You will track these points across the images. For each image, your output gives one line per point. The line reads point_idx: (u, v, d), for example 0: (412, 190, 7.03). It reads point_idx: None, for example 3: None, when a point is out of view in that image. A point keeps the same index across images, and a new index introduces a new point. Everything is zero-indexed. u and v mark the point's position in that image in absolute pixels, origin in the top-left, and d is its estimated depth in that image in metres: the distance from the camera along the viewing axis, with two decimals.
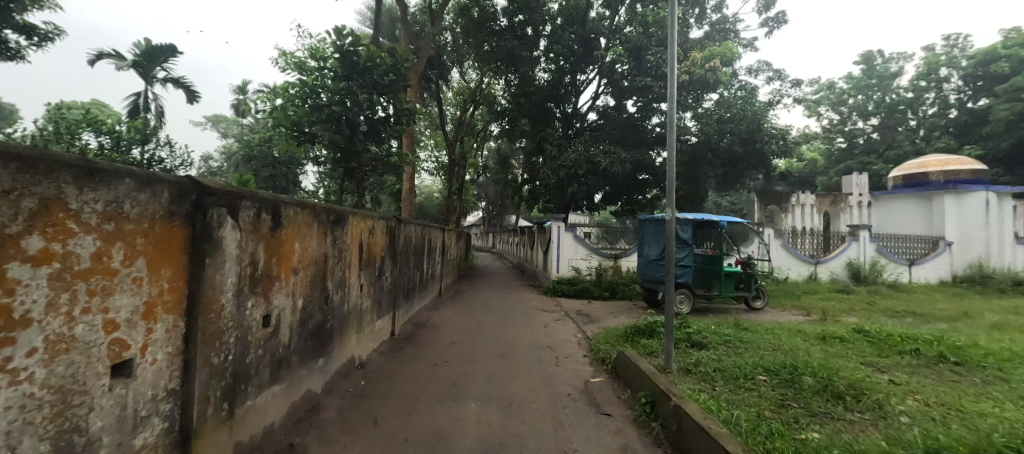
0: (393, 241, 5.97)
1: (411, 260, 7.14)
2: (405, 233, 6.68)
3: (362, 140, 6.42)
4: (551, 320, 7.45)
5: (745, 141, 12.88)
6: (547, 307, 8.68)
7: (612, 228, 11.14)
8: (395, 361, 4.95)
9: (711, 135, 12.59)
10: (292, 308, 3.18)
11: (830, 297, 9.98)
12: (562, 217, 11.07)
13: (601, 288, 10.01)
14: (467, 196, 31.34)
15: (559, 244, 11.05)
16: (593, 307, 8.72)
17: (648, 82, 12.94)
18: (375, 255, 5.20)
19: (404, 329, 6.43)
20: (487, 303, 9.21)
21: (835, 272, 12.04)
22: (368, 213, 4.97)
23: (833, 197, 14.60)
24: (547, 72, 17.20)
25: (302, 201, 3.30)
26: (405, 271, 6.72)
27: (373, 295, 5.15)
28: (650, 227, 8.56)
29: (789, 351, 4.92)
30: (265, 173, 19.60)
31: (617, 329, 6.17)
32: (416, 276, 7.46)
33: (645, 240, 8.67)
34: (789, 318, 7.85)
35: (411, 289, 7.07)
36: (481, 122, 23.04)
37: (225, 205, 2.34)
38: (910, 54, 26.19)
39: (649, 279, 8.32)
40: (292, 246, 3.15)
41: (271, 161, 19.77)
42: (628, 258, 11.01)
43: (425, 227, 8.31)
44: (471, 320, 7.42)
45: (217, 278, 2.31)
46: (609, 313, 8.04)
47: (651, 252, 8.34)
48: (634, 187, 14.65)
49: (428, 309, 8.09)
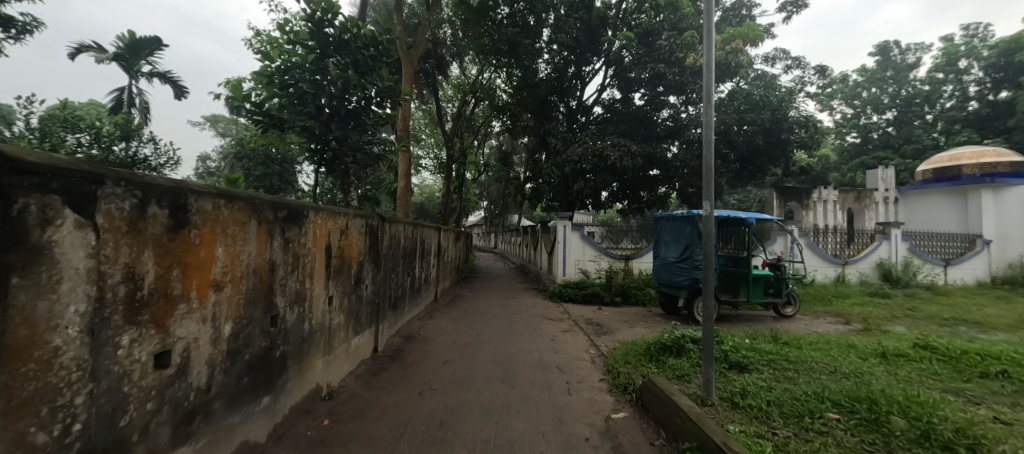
0: (375, 243, 5.12)
1: (400, 264, 6.29)
2: (392, 233, 5.85)
3: (338, 126, 5.53)
4: (559, 331, 6.58)
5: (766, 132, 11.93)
6: (552, 315, 7.82)
7: (617, 227, 10.32)
8: (373, 387, 4.09)
9: (728, 125, 11.68)
10: (210, 338, 2.31)
11: (865, 302, 9.05)
12: (569, 215, 10.21)
13: (611, 292, 9.14)
14: (468, 195, 30.54)
15: (565, 244, 10.19)
16: (604, 315, 7.85)
17: (661, 68, 12.03)
18: (349, 261, 4.34)
19: (390, 344, 5.58)
20: (488, 310, 8.35)
21: (865, 273, 11.10)
22: (340, 209, 4.10)
23: (857, 192, 13.64)
24: (550, 64, 16.33)
25: (228, 191, 2.44)
26: (392, 277, 5.87)
27: (347, 308, 4.28)
28: (667, 226, 7.72)
29: (852, 377, 4.02)
30: (257, 172, 18.82)
31: (637, 344, 5.29)
32: (406, 282, 6.63)
33: (662, 240, 7.79)
34: (825, 327, 6.96)
35: (399, 297, 6.23)
36: (481, 118, 22.21)
37: (61, 192, 1.47)
38: (928, 44, 25.10)
39: (667, 283, 7.44)
40: (211, 251, 2.29)
41: (263, 159, 18.99)
42: (640, 259, 10.12)
43: (417, 227, 7.45)
44: (469, 331, 6.56)
45: (47, 305, 1.42)
46: (622, 322, 7.17)
47: (670, 253, 7.46)
48: (644, 184, 13.76)
49: (421, 318, 7.23)
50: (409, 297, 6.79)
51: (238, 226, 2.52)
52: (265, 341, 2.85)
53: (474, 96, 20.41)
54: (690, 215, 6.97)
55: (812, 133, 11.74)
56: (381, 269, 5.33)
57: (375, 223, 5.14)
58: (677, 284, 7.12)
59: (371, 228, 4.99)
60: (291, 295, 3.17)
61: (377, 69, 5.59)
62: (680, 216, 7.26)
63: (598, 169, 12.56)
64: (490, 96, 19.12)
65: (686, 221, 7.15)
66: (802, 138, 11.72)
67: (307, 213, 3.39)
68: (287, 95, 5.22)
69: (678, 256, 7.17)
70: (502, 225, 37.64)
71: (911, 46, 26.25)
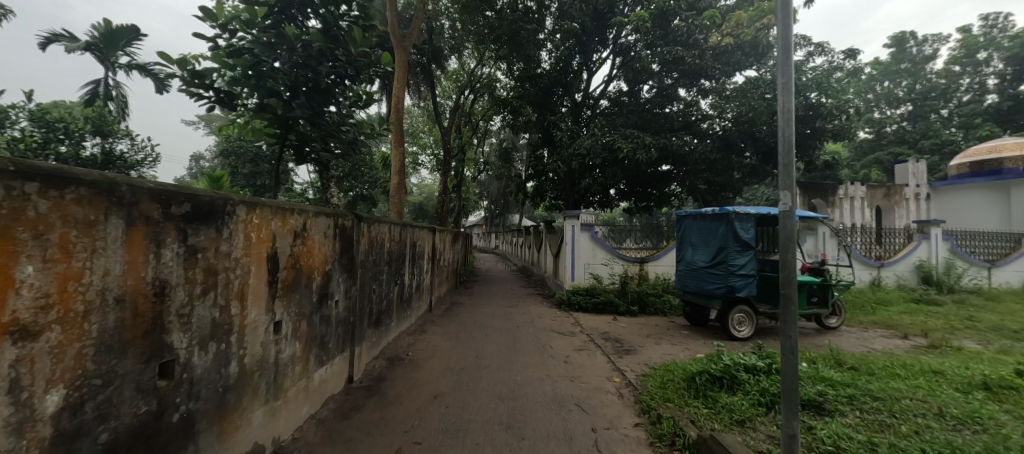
0: (348, 248, 4.12)
1: (384, 271, 5.32)
2: (373, 234, 4.84)
3: (299, 103, 4.37)
4: (572, 350, 5.59)
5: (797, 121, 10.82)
6: (562, 328, 6.82)
7: (620, 226, 9.26)
8: (337, 437, 3.11)
9: (753, 116, 10.67)
10: (6, 426, 1.29)
11: (912, 310, 8.07)
12: (578, 213, 9.22)
13: (626, 300, 8.15)
14: (467, 195, 29.56)
15: (574, 245, 9.20)
16: (622, 327, 6.86)
17: (680, 51, 10.96)
18: (308, 272, 3.33)
19: (369, 370, 4.58)
20: (489, 321, 7.38)
21: (902, 277, 10.12)
22: (292, 204, 3.10)
23: (887, 188, 12.64)
24: (552, 55, 15.30)
25: (46, 169, 1.40)
26: (373, 288, 4.88)
27: (306, 334, 3.29)
28: (692, 226, 6.75)
29: (973, 428, 3.03)
30: (246, 170, 17.85)
31: (670, 370, 4.30)
32: (392, 291, 5.65)
33: (688, 242, 6.78)
34: (880, 343, 5.99)
35: (383, 310, 5.24)
36: (480, 114, 21.18)
37: None
38: (945, 36, 24.04)
39: (696, 292, 6.43)
40: (3, 275, 1.25)
41: (252, 157, 17.99)
42: (656, 262, 9.15)
43: (408, 227, 6.47)
44: (467, 350, 5.58)
45: None
46: (643, 338, 6.18)
47: (699, 257, 6.45)
48: (655, 180, 12.72)
49: (411, 334, 6.24)
50: (396, 309, 5.83)
51: (75, 229, 1.49)
52: (147, 405, 1.85)
53: (473, 89, 19.40)
54: (724, 212, 5.98)
55: (847, 123, 10.63)
56: (357, 279, 4.32)
57: (348, 223, 4.14)
58: (708, 292, 6.14)
59: (342, 229, 3.99)
60: (201, 329, 2.17)
61: (347, 33, 4.50)
62: (711, 214, 6.24)
63: (608, 164, 11.52)
64: (489, 90, 18.07)
65: (718, 220, 6.13)
66: (839, 128, 10.52)
67: (230, 208, 2.38)
68: (236, 63, 4.08)
69: (709, 260, 6.18)
70: (502, 226, 36.69)
71: (926, 37, 25.20)
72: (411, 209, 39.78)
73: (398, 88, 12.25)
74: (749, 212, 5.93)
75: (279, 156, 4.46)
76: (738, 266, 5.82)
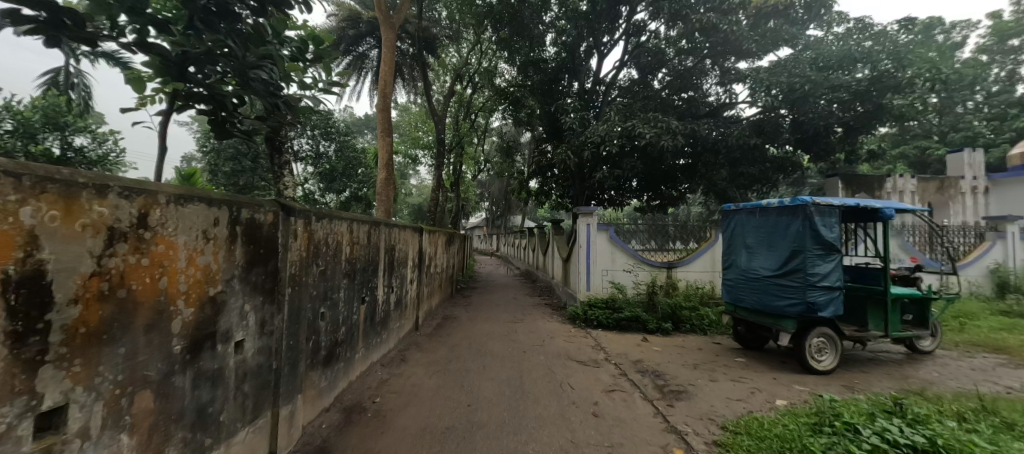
0: (265, 258, 2.63)
1: (341, 288, 3.82)
2: (319, 234, 3.33)
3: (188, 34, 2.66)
4: (600, 391, 4.07)
5: (859, 97, 8.55)
6: (581, 354, 5.33)
7: (625, 229, 7.80)
8: None
9: (801, 95, 8.57)
10: None
11: (1007, 325, 6.59)
12: (594, 209, 7.72)
13: (656, 315, 6.66)
14: (467, 196, 28.17)
15: (590, 248, 7.72)
16: (657, 352, 5.37)
17: (710, 20, 9.57)
18: (153, 305, 1.82)
19: (306, 437, 3.09)
20: (490, 343, 5.92)
21: (974, 283, 8.62)
22: (105, 176, 1.59)
23: (940, 181, 11.11)
24: (558, 44, 14.16)
25: None
26: (320, 312, 3.39)
27: (149, 415, 1.81)
28: (746, 224, 5.29)
29: None
30: (227, 168, 16.49)
31: (764, 441, 2.83)
32: (356, 314, 4.18)
33: (742, 243, 5.29)
34: (1006, 375, 4.52)
35: (338, 340, 3.76)
36: (479, 108, 19.68)
37: None
38: (977, 21, 22.29)
39: (756, 308, 4.95)
40: None
41: (233, 154, 16.58)
42: (685, 268, 7.73)
43: (383, 227, 4.98)
44: (457, 390, 4.11)
45: None
46: (690, 370, 4.67)
47: (759, 263, 4.97)
48: (675, 177, 11.17)
49: (385, 367, 4.75)
50: (363, 335, 4.36)
51: None
52: None
53: (471, 81, 17.93)
54: (795, 205, 4.53)
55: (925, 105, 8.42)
56: (283, 306, 2.82)
57: (266, 218, 2.63)
58: (775, 310, 4.67)
59: (250, 229, 2.48)
60: None
61: None
62: (779, 206, 4.76)
63: (625, 154, 9.99)
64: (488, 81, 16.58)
65: (789, 216, 4.66)
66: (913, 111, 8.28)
67: None
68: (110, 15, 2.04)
69: (776, 268, 4.71)
70: (503, 227, 35.33)
71: (955, 24, 23.44)
72: (410, 210, 38.49)
73: (386, 73, 10.80)
74: (833, 203, 4.46)
75: (161, 125, 2.83)
76: (818, 276, 4.35)
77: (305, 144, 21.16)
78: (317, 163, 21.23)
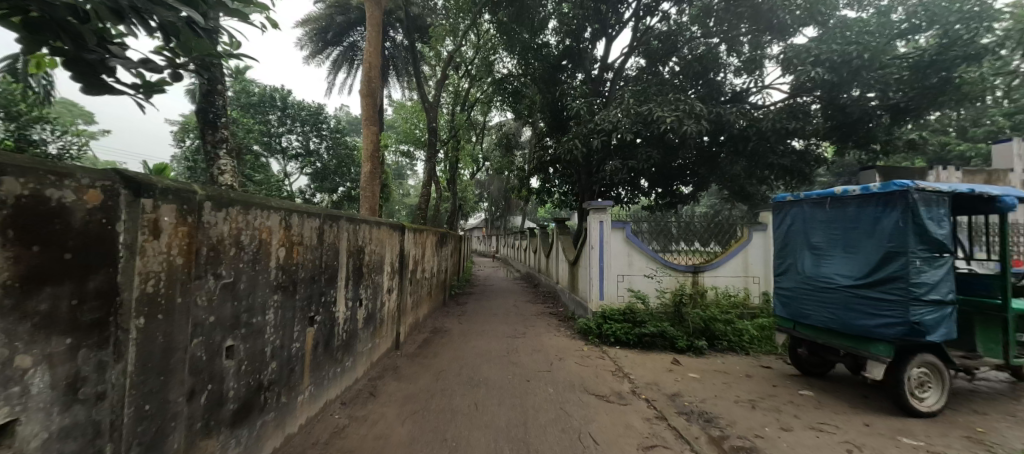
0: (76, 271, 1.43)
1: (269, 308, 2.66)
2: (216, 229, 2.17)
3: None
4: (635, 448, 2.89)
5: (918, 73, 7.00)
6: (600, 384, 4.17)
7: (642, 228, 6.68)
8: None
9: (855, 68, 7.08)
10: None
11: None
12: (606, 204, 6.60)
13: (686, 330, 5.51)
14: (466, 196, 27.15)
15: (603, 250, 6.56)
16: (697, 382, 4.21)
17: None
18: None
19: None
20: (487, 367, 4.78)
21: None
22: None
23: (988, 173, 9.98)
24: (560, 32, 13.07)
25: None
26: (223, 346, 2.25)
27: None
28: (809, 219, 4.14)
29: None
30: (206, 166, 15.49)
31: None
32: (298, 341, 3.02)
33: (804, 243, 4.16)
34: None
35: (262, 383, 2.60)
36: (478, 102, 18.63)
37: None
38: None
39: (829, 328, 3.82)
40: None
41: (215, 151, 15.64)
42: (712, 272, 6.67)
43: (346, 224, 3.84)
44: (436, 447, 2.94)
45: None
46: (748, 410, 3.52)
47: (831, 270, 3.84)
48: (691, 171, 10.09)
49: (343, 407, 3.59)
50: (311, 368, 3.21)
51: None
52: None
53: (468, 71, 16.81)
54: (888, 192, 3.38)
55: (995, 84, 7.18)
56: (124, 352, 1.63)
57: (82, 199, 1.45)
58: (859, 331, 3.55)
59: (33, 217, 1.27)
60: None
61: None
62: (859, 195, 3.62)
63: (639, 144, 8.88)
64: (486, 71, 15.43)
65: (876, 206, 3.51)
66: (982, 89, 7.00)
67: None
68: None
69: (858, 277, 3.58)
70: (502, 228, 34.27)
71: None
72: (409, 210, 37.75)
73: (371, 53, 9.61)
74: (940, 188, 3.33)
75: None
76: (924, 287, 3.23)
77: (294, 141, 20.24)
78: (307, 161, 20.32)
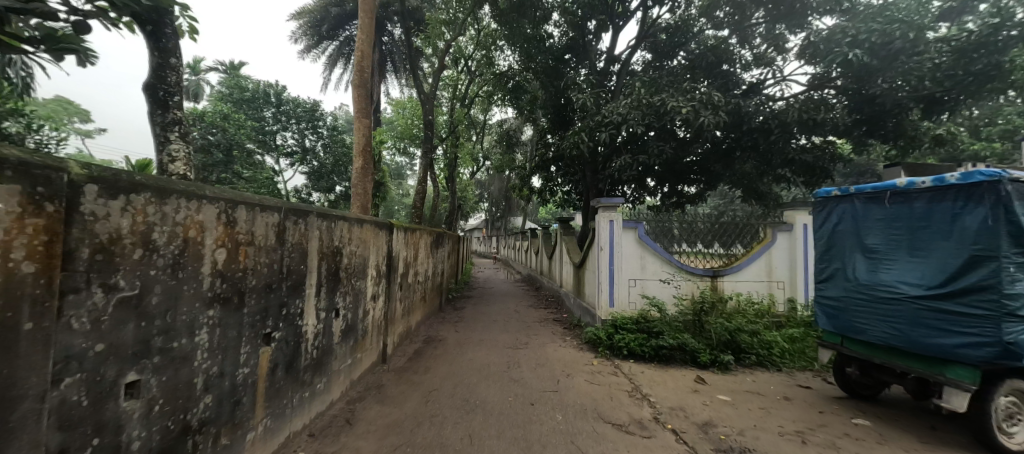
0: None
1: (199, 327, 2.04)
2: (106, 224, 1.55)
3: None
4: None
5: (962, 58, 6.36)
6: (616, 410, 3.55)
7: (655, 229, 6.08)
8: None
9: (895, 50, 6.39)
10: None
11: None
12: (617, 201, 5.99)
13: (708, 343, 4.90)
14: (466, 196, 26.53)
15: (613, 252, 5.95)
16: (730, 407, 3.60)
17: None
18: None
19: None
20: (485, 386, 4.16)
21: None
22: None
23: None
24: (564, 24, 12.47)
25: None
26: (119, 383, 1.63)
27: None
28: (863, 217, 3.53)
29: None
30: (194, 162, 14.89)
31: None
32: (246, 366, 2.41)
33: (857, 245, 3.55)
34: None
35: (188, 425, 2.00)
36: (477, 99, 18.02)
37: None
38: None
39: (891, 345, 3.21)
40: None
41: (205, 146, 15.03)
42: (732, 277, 6.06)
43: (318, 221, 3.24)
44: None
45: None
46: (799, 447, 2.90)
47: (893, 277, 3.23)
48: (703, 168, 9.48)
49: (308, 440, 2.97)
50: (265, 396, 2.61)
51: None
52: None
53: (468, 66, 16.26)
54: (972, 184, 2.77)
55: None
56: None
57: None
58: (933, 351, 2.93)
59: None
60: None
61: None
62: (930, 187, 3.02)
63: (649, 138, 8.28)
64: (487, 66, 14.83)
65: (955, 201, 2.89)
66: None
67: None
68: None
69: (930, 287, 2.97)
70: (503, 229, 33.63)
71: None
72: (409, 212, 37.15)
73: (362, 40, 8.97)
74: None
75: None
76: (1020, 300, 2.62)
77: (290, 139, 19.68)
78: (303, 159, 19.76)
